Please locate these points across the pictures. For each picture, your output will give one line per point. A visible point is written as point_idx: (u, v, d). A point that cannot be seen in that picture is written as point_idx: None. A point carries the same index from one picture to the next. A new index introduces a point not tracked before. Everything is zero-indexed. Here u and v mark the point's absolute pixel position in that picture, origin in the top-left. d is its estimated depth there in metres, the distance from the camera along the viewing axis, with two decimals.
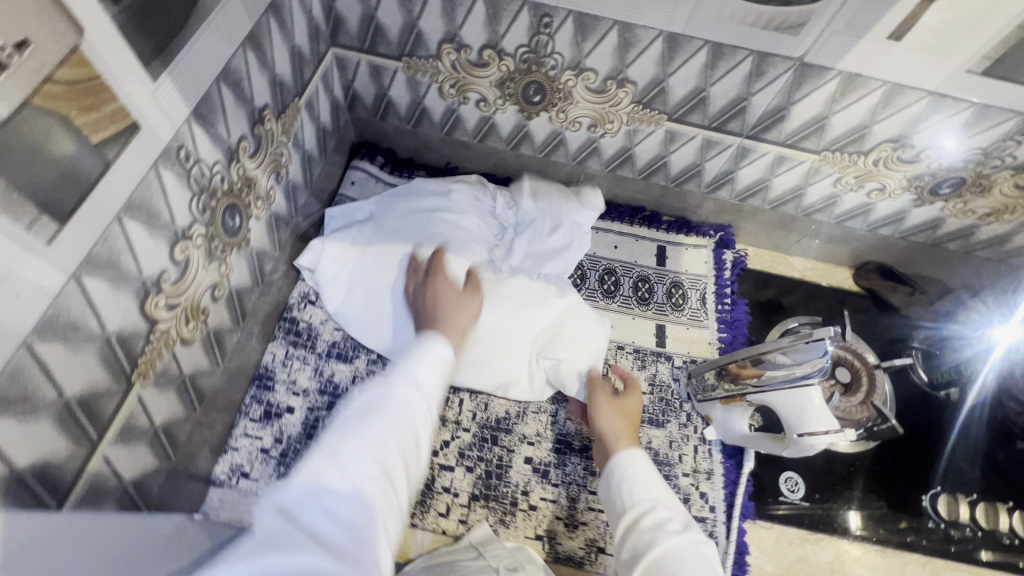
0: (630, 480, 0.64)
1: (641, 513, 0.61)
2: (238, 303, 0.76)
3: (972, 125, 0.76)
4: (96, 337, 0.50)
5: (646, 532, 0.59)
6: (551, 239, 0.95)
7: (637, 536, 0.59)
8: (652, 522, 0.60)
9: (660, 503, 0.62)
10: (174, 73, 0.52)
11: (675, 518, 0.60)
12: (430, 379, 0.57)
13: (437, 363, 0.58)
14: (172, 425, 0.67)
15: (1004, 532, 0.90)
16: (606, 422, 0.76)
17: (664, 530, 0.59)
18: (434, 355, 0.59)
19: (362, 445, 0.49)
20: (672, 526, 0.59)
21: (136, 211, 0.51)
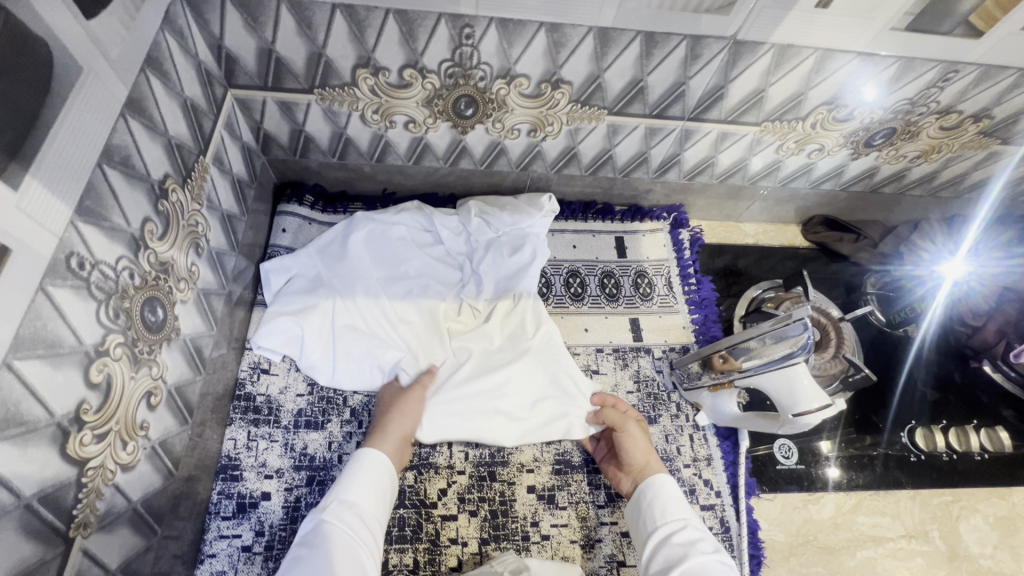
0: (661, 503, 0.69)
1: (675, 530, 0.65)
2: (179, 400, 0.67)
3: (898, 79, 0.77)
4: (11, 509, 0.41)
5: (677, 546, 0.63)
6: (514, 257, 0.91)
7: (668, 550, 0.63)
8: (684, 538, 0.63)
9: (691, 524, 0.65)
10: (40, 173, 0.42)
11: (706, 537, 0.63)
12: (370, 499, 0.66)
13: (371, 476, 0.68)
14: (132, 559, 0.59)
15: (975, 449, 0.95)
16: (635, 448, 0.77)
17: (695, 545, 0.62)
18: (361, 468, 0.68)
19: (318, 547, 0.59)
20: (702, 544, 0.62)
21: (28, 347, 0.42)
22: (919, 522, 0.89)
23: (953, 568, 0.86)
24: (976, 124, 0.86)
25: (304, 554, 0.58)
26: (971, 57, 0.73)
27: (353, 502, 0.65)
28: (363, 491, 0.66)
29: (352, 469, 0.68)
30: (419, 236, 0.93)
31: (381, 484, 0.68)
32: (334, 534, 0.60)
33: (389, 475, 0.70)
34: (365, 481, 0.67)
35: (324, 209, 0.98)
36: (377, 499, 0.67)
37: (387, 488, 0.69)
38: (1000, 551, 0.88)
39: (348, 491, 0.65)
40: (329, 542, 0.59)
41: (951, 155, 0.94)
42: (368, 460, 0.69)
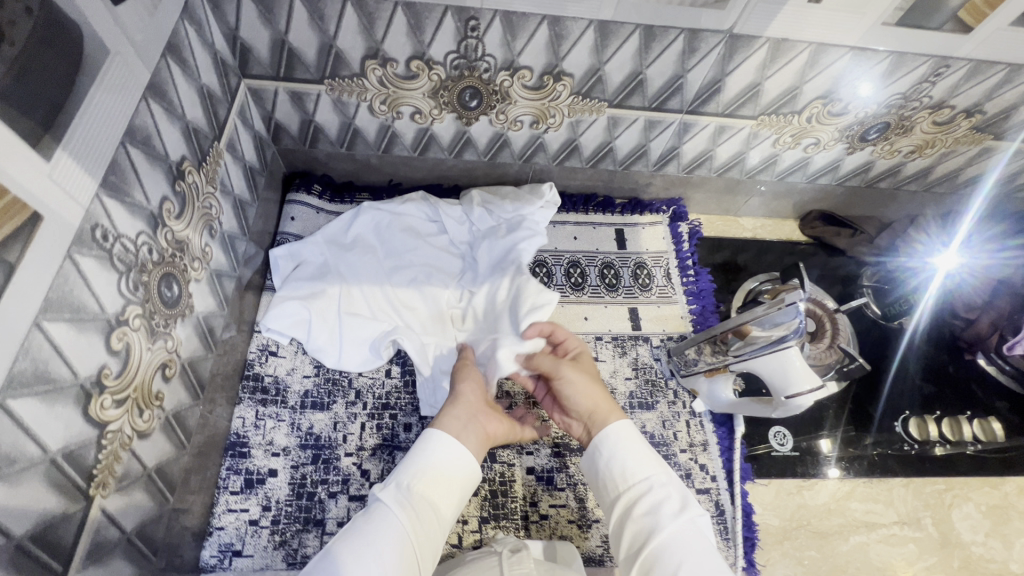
0: (621, 462, 0.65)
1: (638, 496, 0.63)
2: (192, 375, 0.69)
3: (890, 73, 0.79)
4: (38, 462, 0.44)
5: (645, 516, 0.61)
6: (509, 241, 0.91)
7: (636, 520, 0.61)
8: (649, 505, 0.61)
9: (657, 482, 0.63)
10: (70, 147, 0.45)
11: (671, 497, 0.61)
12: (432, 486, 0.61)
13: (437, 459, 0.63)
14: (146, 525, 0.61)
15: (968, 439, 0.97)
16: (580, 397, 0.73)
17: (660, 512, 0.60)
18: (431, 446, 0.64)
19: (371, 525, 0.56)
20: (668, 508, 0.60)
21: (56, 310, 0.45)
22: (911, 509, 0.90)
23: (945, 554, 0.88)
24: (968, 119, 0.88)
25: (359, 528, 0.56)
26: (960, 52, 0.75)
27: (415, 488, 0.60)
28: (426, 475, 0.62)
29: (420, 449, 0.64)
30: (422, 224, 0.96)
31: (446, 471, 0.63)
32: (390, 516, 0.57)
33: (460, 461, 0.65)
34: (430, 465, 0.63)
35: (332, 199, 1.01)
36: (441, 488, 0.62)
37: (457, 477, 0.64)
38: (991, 538, 0.90)
39: (412, 474, 0.61)
40: (382, 522, 0.56)
41: (945, 150, 0.96)
42: (436, 437, 0.65)
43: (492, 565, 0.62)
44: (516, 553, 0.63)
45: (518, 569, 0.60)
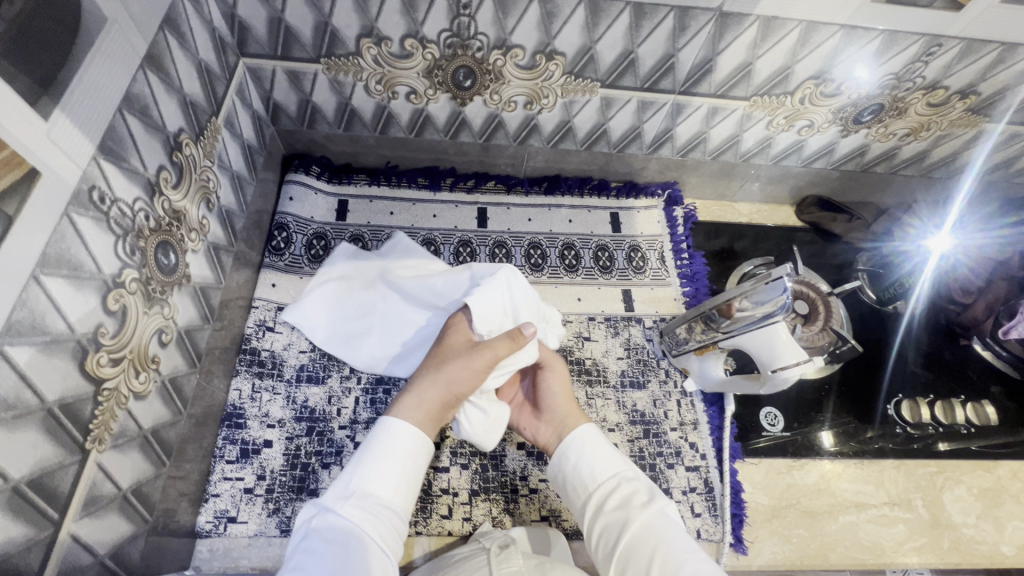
0: (588, 462, 0.66)
1: (608, 493, 0.63)
2: (188, 343, 0.71)
3: (882, 52, 0.80)
4: (35, 410, 0.46)
5: (614, 512, 0.61)
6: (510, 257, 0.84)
7: (608, 518, 0.61)
8: (620, 499, 0.62)
9: (623, 477, 0.64)
10: (68, 108, 0.47)
11: (639, 490, 0.62)
12: (393, 488, 0.60)
13: (397, 459, 0.61)
14: (142, 485, 0.63)
15: (961, 423, 0.97)
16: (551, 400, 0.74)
17: (631, 504, 0.61)
18: (387, 444, 0.62)
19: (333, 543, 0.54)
20: (635, 502, 0.61)
21: (54, 265, 0.47)
22: (902, 491, 0.91)
23: (936, 536, 0.87)
24: (963, 100, 0.88)
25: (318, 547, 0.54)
26: (952, 31, 0.75)
27: (374, 492, 0.59)
28: (385, 477, 0.60)
29: (378, 447, 0.62)
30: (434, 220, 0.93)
31: (408, 468, 0.62)
32: (351, 530, 0.55)
33: (415, 450, 0.63)
34: (389, 465, 0.61)
35: (330, 180, 1.02)
36: (402, 487, 0.61)
37: (416, 470, 0.63)
38: (984, 520, 0.89)
39: (369, 479, 0.59)
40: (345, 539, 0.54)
41: (940, 133, 0.96)
42: (400, 434, 0.63)
43: (480, 564, 0.63)
44: (504, 551, 0.64)
45: (507, 567, 0.61)
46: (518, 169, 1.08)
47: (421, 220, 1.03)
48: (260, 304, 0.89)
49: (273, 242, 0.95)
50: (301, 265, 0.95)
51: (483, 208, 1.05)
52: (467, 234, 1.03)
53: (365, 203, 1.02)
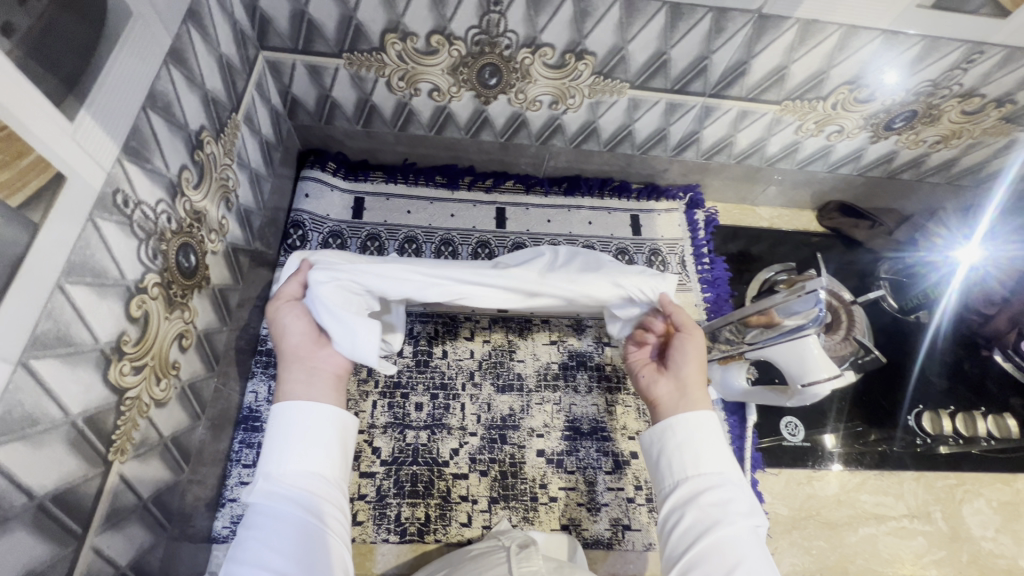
0: (700, 450, 0.59)
1: (706, 488, 0.57)
2: (207, 347, 0.70)
3: (921, 59, 0.77)
4: (60, 424, 0.44)
5: (709, 509, 0.56)
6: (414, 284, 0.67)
7: (696, 512, 0.56)
8: (721, 499, 0.56)
9: (727, 479, 0.58)
10: (94, 109, 0.45)
11: (740, 499, 0.56)
12: (316, 459, 0.56)
13: (311, 431, 0.57)
14: (162, 493, 0.61)
15: (982, 436, 0.96)
16: (681, 356, 0.67)
17: (731, 508, 0.56)
18: (291, 422, 0.57)
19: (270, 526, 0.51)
20: (738, 507, 0.56)
21: (80, 273, 0.45)
22: (921, 503, 0.90)
23: (954, 549, 0.87)
24: (998, 109, 0.86)
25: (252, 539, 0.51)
26: (996, 38, 0.73)
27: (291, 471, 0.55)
28: (306, 449, 0.57)
29: (280, 429, 0.57)
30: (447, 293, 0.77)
31: (326, 439, 0.58)
32: (276, 517, 0.52)
33: (327, 419, 0.58)
34: (300, 444, 0.56)
35: (346, 177, 1.00)
36: (325, 458, 0.57)
37: (336, 434, 0.59)
38: (1002, 534, 0.89)
39: (281, 463, 0.55)
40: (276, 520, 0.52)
41: (971, 141, 0.95)
42: (298, 411, 0.58)
43: (500, 561, 0.61)
44: (525, 550, 0.62)
45: (526, 566, 0.59)
46: (538, 169, 1.06)
47: (440, 220, 1.00)
48: None
49: (289, 241, 0.93)
50: None
51: (502, 208, 1.03)
52: (485, 235, 1.01)
53: (382, 201, 1.00)
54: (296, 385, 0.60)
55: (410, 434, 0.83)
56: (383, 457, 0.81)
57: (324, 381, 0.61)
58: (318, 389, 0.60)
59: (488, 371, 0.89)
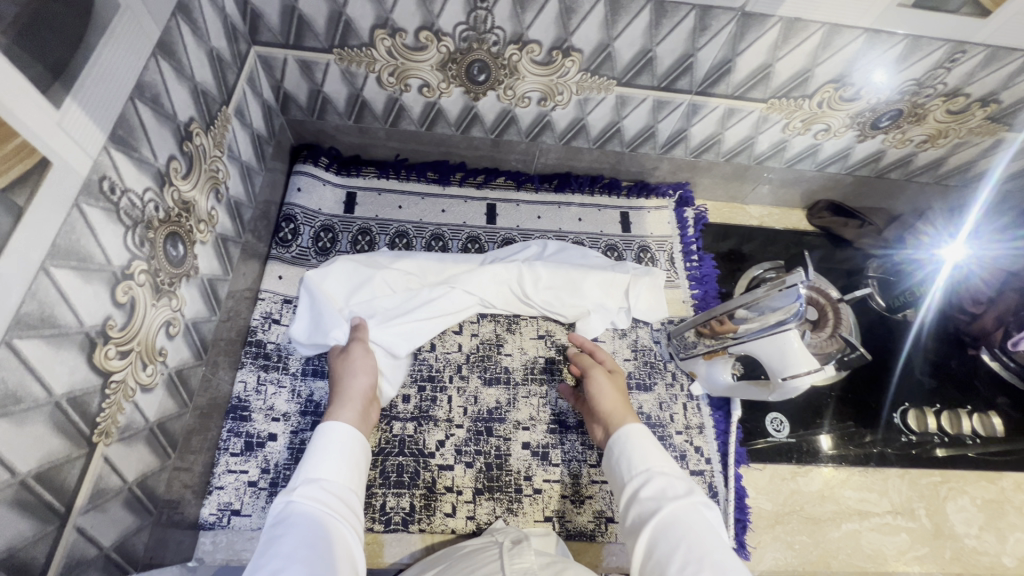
0: (631, 454, 0.64)
1: (643, 483, 0.61)
2: (196, 336, 0.71)
3: (904, 58, 0.78)
4: (43, 404, 0.45)
5: (649, 499, 0.59)
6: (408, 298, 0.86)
7: (641, 506, 0.59)
8: (654, 490, 0.59)
9: (662, 470, 0.61)
10: (80, 97, 0.46)
11: (678, 484, 0.59)
12: (344, 469, 0.60)
13: (339, 446, 0.62)
14: (147, 478, 0.63)
15: (967, 433, 0.96)
16: (598, 388, 0.77)
17: (665, 496, 0.58)
18: (329, 437, 0.62)
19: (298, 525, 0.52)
20: (673, 491, 0.58)
21: (65, 257, 0.46)
22: (905, 500, 0.90)
23: (937, 545, 0.87)
24: (983, 108, 0.87)
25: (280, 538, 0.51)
26: (978, 38, 0.74)
27: (322, 479, 0.58)
28: (335, 462, 0.60)
29: (317, 443, 0.62)
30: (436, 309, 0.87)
31: (353, 456, 0.62)
32: (308, 514, 0.53)
33: (359, 444, 0.64)
34: (331, 454, 0.60)
35: (338, 172, 1.01)
36: (351, 471, 0.61)
37: (360, 457, 0.63)
38: (986, 532, 0.89)
39: (314, 468, 0.59)
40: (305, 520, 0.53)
41: (957, 141, 0.95)
42: (334, 429, 0.63)
43: (492, 558, 0.61)
44: (516, 546, 0.62)
45: (518, 562, 0.58)
46: (528, 165, 1.07)
47: (430, 215, 1.01)
48: (265, 296, 0.89)
49: (280, 234, 0.94)
50: (308, 257, 0.94)
51: (492, 204, 1.04)
52: (475, 230, 1.02)
53: (374, 196, 1.01)
54: (350, 418, 0.66)
55: (397, 425, 0.84)
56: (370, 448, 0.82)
57: (370, 424, 0.69)
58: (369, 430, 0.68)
59: (476, 363, 0.90)
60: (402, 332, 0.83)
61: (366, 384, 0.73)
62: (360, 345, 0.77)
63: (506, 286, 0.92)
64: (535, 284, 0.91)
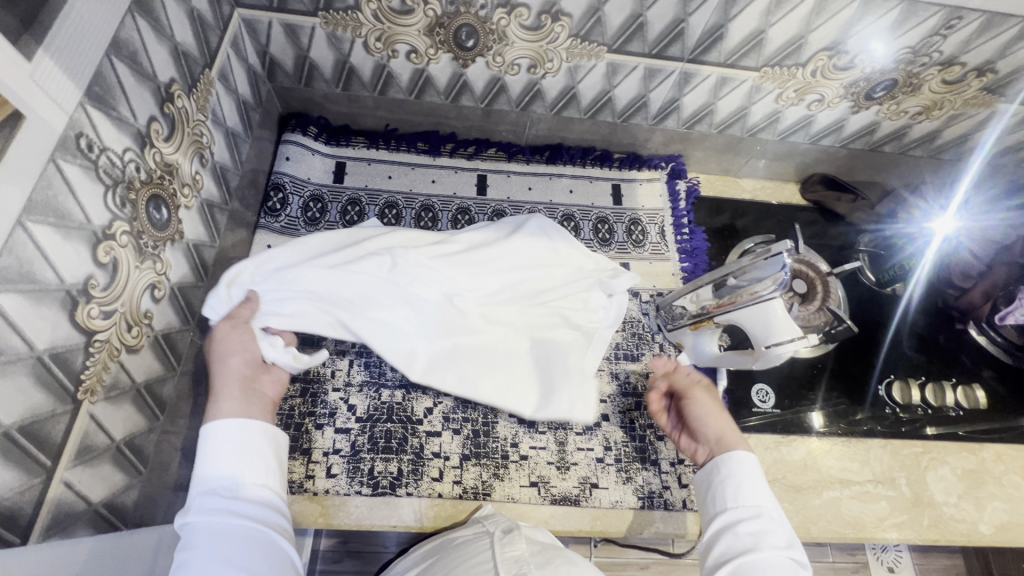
0: (737, 481, 0.63)
1: (740, 518, 0.60)
2: (183, 300, 0.71)
3: (899, 24, 0.77)
4: (25, 357, 0.45)
5: (744, 535, 0.58)
6: (364, 262, 0.79)
7: (732, 537, 0.58)
8: (756, 529, 0.58)
9: (766, 514, 0.59)
10: (54, 51, 0.45)
11: (778, 532, 0.58)
12: (249, 467, 0.57)
13: (237, 444, 0.58)
14: (136, 438, 0.64)
15: (950, 406, 0.97)
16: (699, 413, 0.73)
17: (762, 540, 0.57)
18: (219, 440, 0.58)
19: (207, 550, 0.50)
20: (771, 540, 0.57)
21: (43, 213, 0.46)
22: (887, 469, 0.91)
23: (916, 513, 0.88)
24: (979, 78, 0.86)
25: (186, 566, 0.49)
26: (974, 3, 0.73)
27: (221, 482, 0.56)
28: (232, 464, 0.57)
29: (207, 448, 0.58)
30: (399, 268, 0.80)
31: (256, 448, 0.59)
32: (209, 526, 0.52)
33: (269, 437, 0.61)
34: (230, 455, 0.57)
35: (328, 141, 1.00)
36: (256, 467, 0.58)
37: (268, 450, 0.60)
38: (964, 501, 0.90)
39: (212, 475, 0.56)
40: (213, 539, 0.51)
41: (952, 112, 0.94)
42: (228, 429, 0.59)
43: (484, 547, 0.60)
44: (508, 535, 0.62)
45: (509, 551, 0.58)
46: (519, 136, 1.06)
47: (420, 185, 1.01)
48: None
49: (270, 204, 0.94)
50: (297, 227, 0.94)
51: (483, 175, 1.04)
52: (465, 201, 1.01)
53: (364, 165, 1.00)
54: (233, 409, 0.62)
55: (385, 393, 0.85)
56: (358, 414, 0.83)
57: (259, 405, 0.65)
58: (260, 412, 0.63)
59: None
60: (360, 303, 0.79)
61: (238, 362, 0.68)
62: (229, 325, 0.71)
63: (483, 251, 0.87)
64: (506, 254, 0.88)
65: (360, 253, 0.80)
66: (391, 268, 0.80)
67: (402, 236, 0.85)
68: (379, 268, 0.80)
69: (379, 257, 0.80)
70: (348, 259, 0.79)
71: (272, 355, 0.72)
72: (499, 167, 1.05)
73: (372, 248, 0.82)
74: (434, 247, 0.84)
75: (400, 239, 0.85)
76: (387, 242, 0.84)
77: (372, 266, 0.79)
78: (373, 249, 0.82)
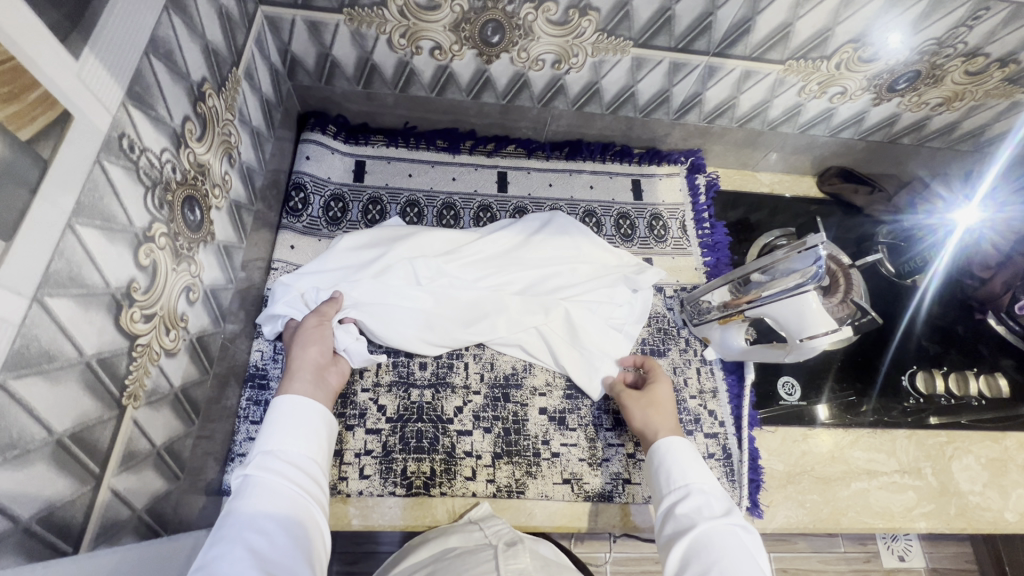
0: (669, 468, 0.63)
1: (678, 498, 0.60)
2: (214, 302, 0.70)
3: (925, 15, 0.77)
4: (74, 363, 0.45)
5: (683, 515, 0.57)
6: (394, 271, 0.82)
7: (676, 520, 0.58)
8: (691, 507, 0.58)
9: (699, 489, 0.60)
10: (98, 49, 0.44)
11: (714, 504, 0.58)
12: (305, 442, 0.59)
13: (299, 419, 0.60)
14: (174, 443, 0.63)
15: (973, 395, 0.98)
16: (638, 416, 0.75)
17: (700, 514, 0.57)
18: (283, 413, 0.60)
19: (252, 504, 0.50)
20: (708, 512, 0.57)
21: (89, 216, 0.45)
22: (912, 459, 0.92)
23: (942, 502, 0.89)
24: (1001, 69, 0.87)
25: (231, 517, 0.48)
26: None
27: (281, 450, 0.56)
28: (292, 436, 0.58)
29: (272, 415, 0.59)
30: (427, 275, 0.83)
31: (313, 429, 0.61)
32: (267, 486, 0.52)
33: (322, 420, 0.62)
34: (291, 427, 0.59)
35: (346, 140, 0.99)
36: (311, 445, 0.59)
37: (322, 431, 0.62)
38: (989, 489, 0.90)
39: (273, 440, 0.57)
40: (263, 494, 0.51)
41: (973, 104, 0.95)
42: (293, 403, 0.61)
43: (487, 557, 0.56)
44: (512, 547, 0.58)
45: (513, 563, 0.54)
46: (539, 132, 1.05)
47: (441, 183, 1.00)
48: (278, 266, 0.88)
49: (291, 203, 0.93)
50: (319, 227, 0.93)
51: (503, 172, 1.03)
52: (487, 199, 1.00)
53: (383, 164, 0.99)
54: (303, 391, 0.65)
55: (415, 392, 0.84)
56: (388, 414, 0.82)
57: (326, 394, 0.68)
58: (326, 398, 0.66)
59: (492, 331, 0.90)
60: (395, 307, 0.82)
61: (317, 354, 0.71)
62: (316, 318, 0.75)
63: (504, 255, 0.90)
64: (529, 257, 0.90)
65: (388, 259, 0.83)
66: (418, 275, 0.83)
67: (431, 241, 0.87)
68: (408, 275, 0.83)
69: (409, 264, 0.83)
70: (379, 266, 0.82)
71: (343, 346, 0.76)
72: (518, 164, 1.04)
73: (401, 256, 0.84)
74: (461, 253, 0.87)
75: (428, 245, 0.86)
76: (420, 246, 0.86)
77: (406, 274, 0.83)
78: (403, 255, 0.84)
